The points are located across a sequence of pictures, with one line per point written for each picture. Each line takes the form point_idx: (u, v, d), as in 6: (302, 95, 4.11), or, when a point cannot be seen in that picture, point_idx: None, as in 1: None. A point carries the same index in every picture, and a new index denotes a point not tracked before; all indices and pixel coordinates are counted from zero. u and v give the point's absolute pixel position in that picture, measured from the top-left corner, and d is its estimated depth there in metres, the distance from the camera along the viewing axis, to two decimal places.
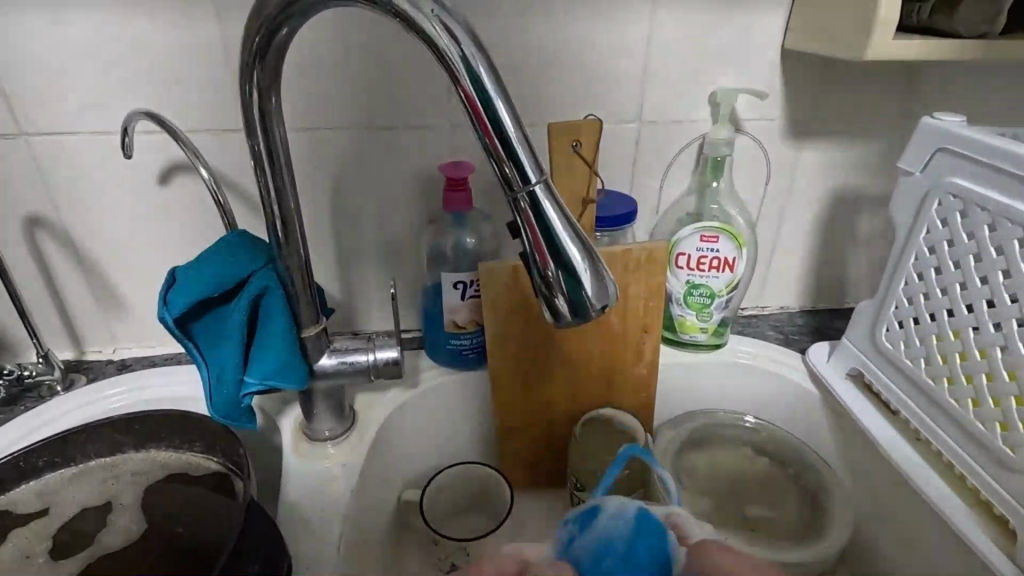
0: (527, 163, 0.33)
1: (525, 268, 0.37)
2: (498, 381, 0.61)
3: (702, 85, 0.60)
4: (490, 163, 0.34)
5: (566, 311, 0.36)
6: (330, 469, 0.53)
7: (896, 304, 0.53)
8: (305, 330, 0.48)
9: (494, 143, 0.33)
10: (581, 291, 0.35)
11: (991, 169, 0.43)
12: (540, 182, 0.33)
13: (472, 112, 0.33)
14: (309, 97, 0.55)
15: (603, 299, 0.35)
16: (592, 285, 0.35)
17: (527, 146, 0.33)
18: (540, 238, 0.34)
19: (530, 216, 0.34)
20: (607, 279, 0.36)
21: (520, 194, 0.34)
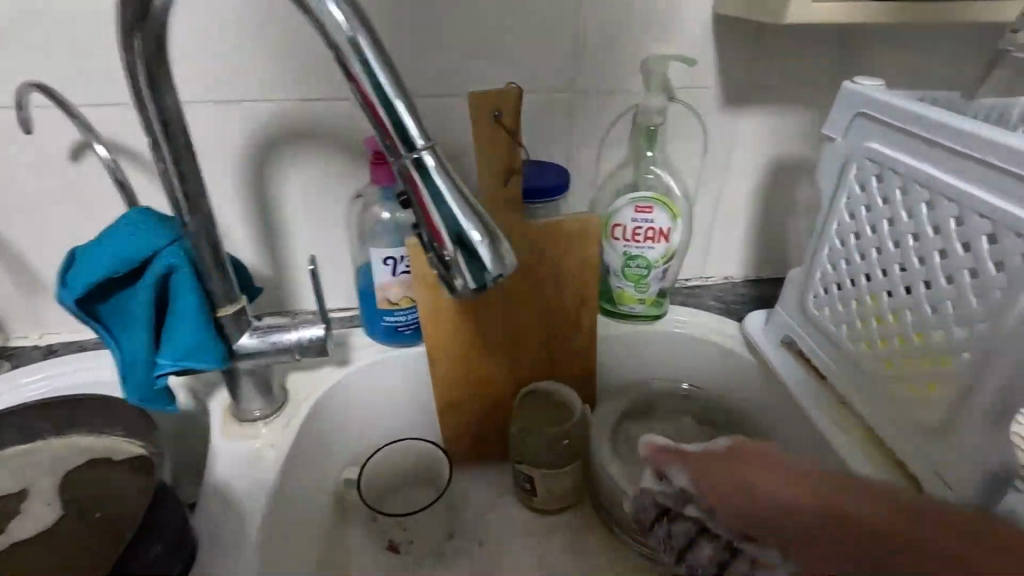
0: (413, 129, 0.32)
1: (422, 244, 0.36)
2: (434, 357, 0.60)
3: (634, 52, 0.59)
4: (377, 132, 0.33)
5: (466, 284, 0.35)
6: (260, 449, 0.52)
7: (822, 271, 0.53)
8: (221, 309, 0.47)
9: (376, 110, 0.32)
10: (478, 261, 0.34)
11: (902, 132, 0.43)
12: (427, 151, 0.32)
13: (351, 77, 0.31)
14: (224, 68, 0.53)
15: (503, 270, 0.35)
16: (490, 255, 0.34)
17: (413, 113, 0.32)
18: (430, 209, 0.33)
19: (419, 186, 0.33)
20: (506, 248, 0.35)
21: (407, 164, 0.33)
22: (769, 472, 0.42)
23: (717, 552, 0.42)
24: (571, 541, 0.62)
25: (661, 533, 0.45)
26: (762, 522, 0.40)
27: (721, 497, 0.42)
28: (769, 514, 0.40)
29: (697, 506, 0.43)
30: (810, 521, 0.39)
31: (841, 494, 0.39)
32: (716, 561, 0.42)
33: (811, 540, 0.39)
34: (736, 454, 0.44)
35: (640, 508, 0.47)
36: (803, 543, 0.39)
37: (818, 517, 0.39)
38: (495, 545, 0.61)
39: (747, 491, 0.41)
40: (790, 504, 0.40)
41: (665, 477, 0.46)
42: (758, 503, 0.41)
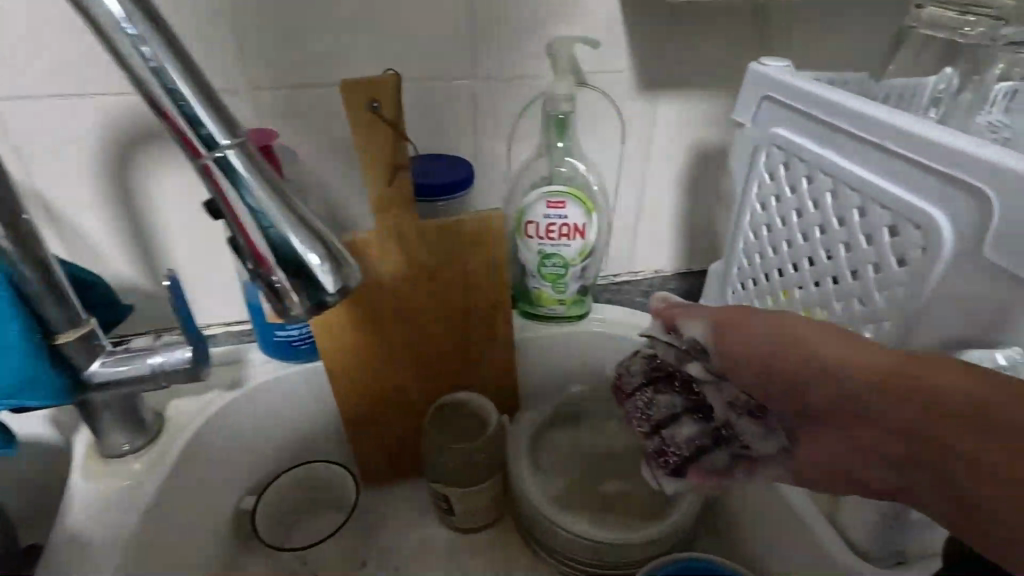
0: (214, 126, 0.27)
1: (242, 261, 0.31)
2: (334, 373, 0.55)
3: (538, 34, 0.55)
4: (163, 129, 0.27)
5: (301, 303, 0.31)
6: (129, 487, 0.47)
7: (738, 266, 0.50)
8: (59, 336, 0.41)
9: (159, 102, 0.26)
10: (311, 276, 0.30)
11: (805, 116, 0.40)
12: (235, 151, 0.28)
13: (121, 62, 0.25)
14: (65, 58, 0.46)
15: (344, 283, 0.31)
16: (325, 269, 0.30)
17: (212, 105, 0.27)
18: (246, 220, 0.29)
19: (229, 194, 0.28)
20: (346, 258, 0.31)
21: (210, 167, 0.27)
22: (766, 318, 0.35)
23: (700, 429, 0.40)
24: (491, 562, 0.58)
25: (642, 399, 0.43)
26: (756, 374, 0.35)
27: (725, 354, 0.37)
28: (755, 368, 0.35)
29: (704, 363, 0.40)
30: (837, 389, 0.31)
31: (863, 358, 0.30)
32: (697, 444, 0.40)
33: (817, 386, 0.32)
34: (726, 313, 0.38)
35: (627, 371, 0.45)
36: (801, 399, 0.34)
37: (837, 382, 0.31)
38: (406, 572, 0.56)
39: (745, 341, 0.36)
40: (796, 351, 0.33)
41: (675, 329, 0.42)
42: (756, 343, 0.35)
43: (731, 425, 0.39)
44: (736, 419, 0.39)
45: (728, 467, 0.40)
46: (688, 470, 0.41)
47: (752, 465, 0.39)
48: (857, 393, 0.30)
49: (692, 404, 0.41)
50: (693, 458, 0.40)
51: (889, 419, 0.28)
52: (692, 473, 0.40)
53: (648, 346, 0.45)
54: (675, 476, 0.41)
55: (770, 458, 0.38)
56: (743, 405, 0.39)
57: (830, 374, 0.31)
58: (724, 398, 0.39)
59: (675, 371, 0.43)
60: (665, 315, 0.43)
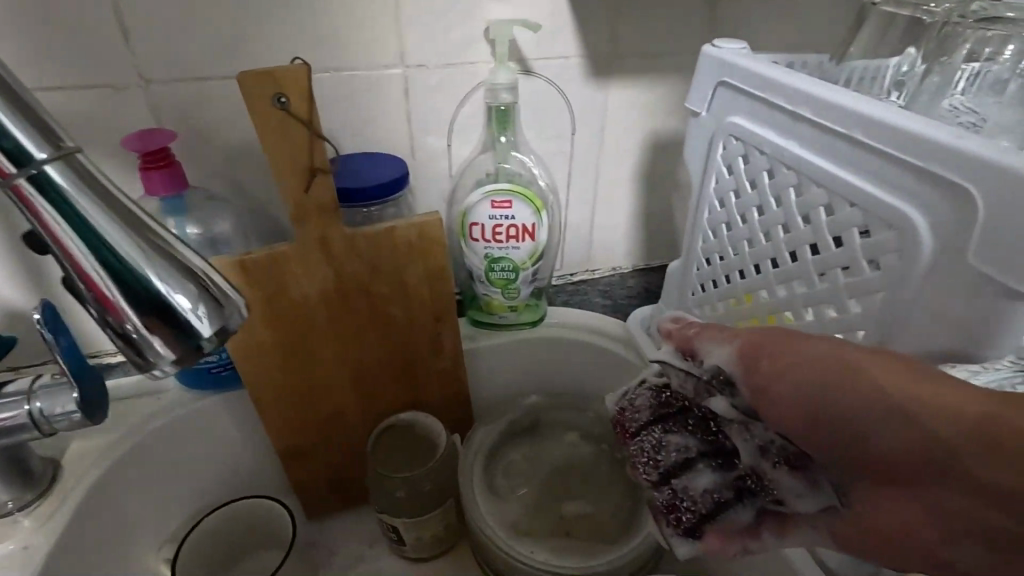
0: (28, 142, 0.23)
1: (86, 303, 0.26)
2: (260, 400, 0.49)
3: (473, 17, 0.49)
4: None
5: (165, 345, 0.26)
6: (15, 555, 0.40)
7: (697, 265, 0.47)
8: None
9: None
10: (175, 312, 0.26)
11: (764, 104, 0.36)
12: (56, 167, 0.23)
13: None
14: None
15: (219, 316, 0.27)
16: (191, 301, 0.26)
17: (26, 117, 0.23)
18: (81, 253, 0.24)
19: (54, 222, 0.24)
20: (219, 287, 0.27)
21: (27, 191, 0.23)
22: (815, 344, 0.27)
23: (720, 481, 0.33)
24: None
25: (650, 441, 0.36)
26: (799, 417, 0.27)
27: (758, 390, 0.28)
28: (795, 409, 0.27)
29: (730, 400, 0.30)
30: (910, 440, 0.23)
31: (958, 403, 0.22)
32: (716, 498, 0.33)
33: (879, 431, 0.24)
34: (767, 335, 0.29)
35: (631, 407, 0.38)
36: (850, 452, 0.26)
37: (918, 431, 0.23)
38: None
39: (786, 373, 0.27)
40: (858, 384, 0.25)
41: (694, 356, 0.33)
42: (800, 376, 0.27)
43: (760, 475, 0.31)
44: (769, 468, 0.30)
45: (754, 526, 0.32)
46: (705, 531, 0.33)
47: (783, 525, 0.31)
48: (931, 439, 0.22)
49: (709, 447, 0.34)
50: (714, 517, 0.33)
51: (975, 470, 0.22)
52: (711, 535, 0.33)
53: (655, 374, 0.38)
54: (689, 538, 0.34)
55: (810, 517, 0.30)
56: (778, 451, 0.30)
57: (900, 419, 0.23)
58: (753, 442, 0.31)
59: (690, 406, 0.35)
60: (679, 336, 0.34)
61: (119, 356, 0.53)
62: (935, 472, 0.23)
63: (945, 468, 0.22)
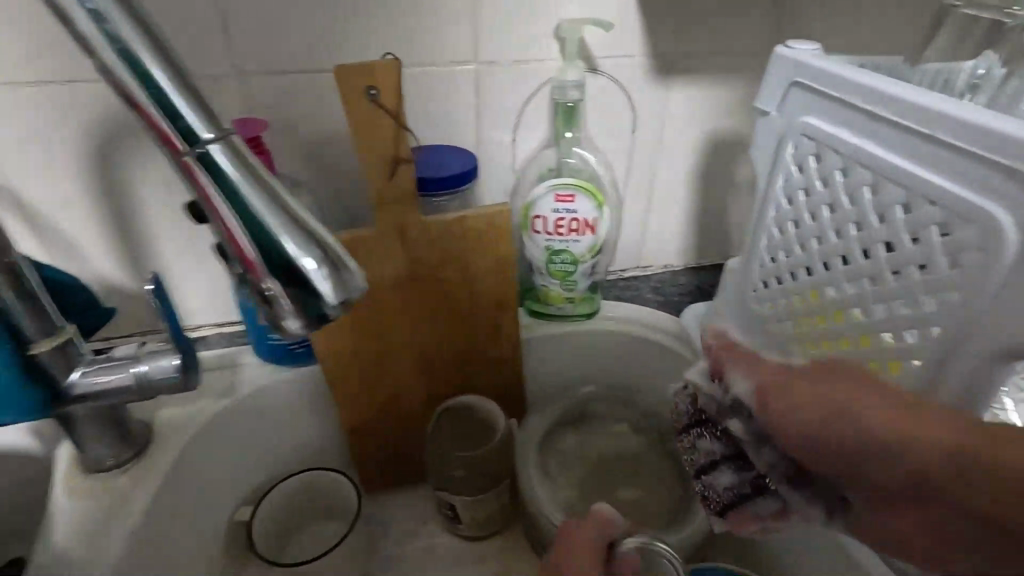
0: (197, 121, 0.26)
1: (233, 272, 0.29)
2: (332, 378, 0.52)
3: (546, 17, 0.51)
4: (150, 133, 0.26)
5: (298, 312, 0.29)
6: (114, 508, 0.44)
7: (760, 262, 0.48)
8: (35, 347, 0.38)
9: (143, 99, 0.25)
10: (308, 282, 0.28)
11: (840, 104, 0.37)
12: (218, 143, 0.27)
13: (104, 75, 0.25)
14: (36, 42, 0.43)
15: (343, 289, 0.29)
16: (322, 270, 0.28)
17: (195, 100, 0.26)
18: (232, 218, 0.27)
19: (212, 189, 0.27)
20: (345, 261, 0.30)
21: (193, 163, 0.26)
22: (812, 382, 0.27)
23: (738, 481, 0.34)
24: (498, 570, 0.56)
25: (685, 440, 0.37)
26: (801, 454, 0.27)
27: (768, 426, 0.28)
28: (798, 447, 0.27)
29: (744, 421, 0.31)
30: (903, 472, 0.23)
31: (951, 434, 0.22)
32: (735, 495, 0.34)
33: (880, 469, 0.24)
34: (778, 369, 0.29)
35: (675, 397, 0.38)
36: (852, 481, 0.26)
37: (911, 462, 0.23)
38: None
39: (791, 408, 0.27)
40: (851, 423, 0.25)
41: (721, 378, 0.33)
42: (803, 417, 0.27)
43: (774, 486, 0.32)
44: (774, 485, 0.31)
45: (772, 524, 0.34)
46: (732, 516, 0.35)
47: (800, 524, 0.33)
48: (930, 474, 0.23)
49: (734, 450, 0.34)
50: (736, 507, 0.34)
51: (969, 507, 0.22)
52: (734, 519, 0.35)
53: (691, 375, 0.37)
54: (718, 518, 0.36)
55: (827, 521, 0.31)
56: (782, 470, 0.31)
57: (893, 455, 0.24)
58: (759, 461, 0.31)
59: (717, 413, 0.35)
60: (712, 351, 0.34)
61: (198, 331, 0.57)
62: (929, 497, 0.23)
63: (935, 494, 0.23)
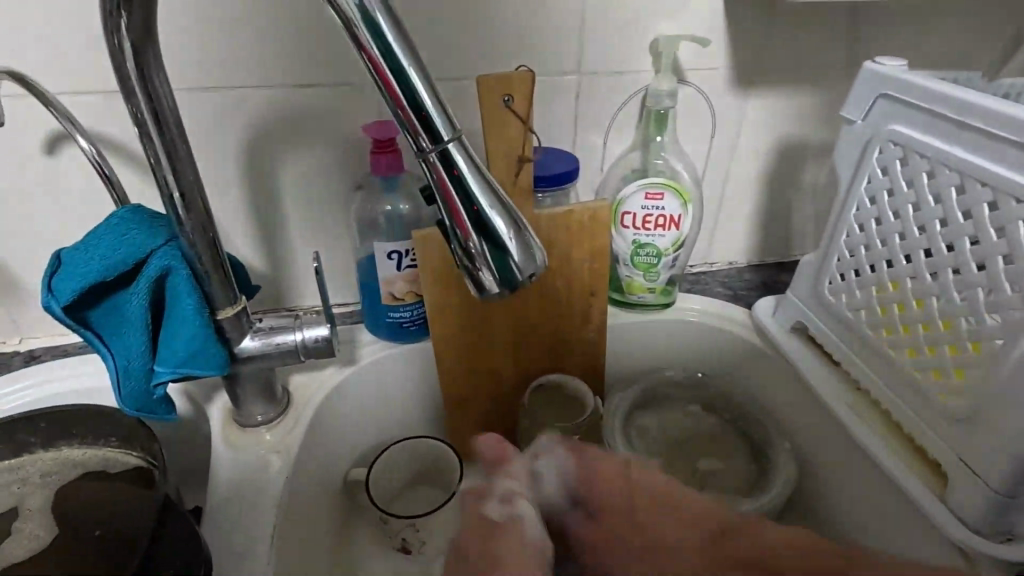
0: (440, 124, 0.30)
1: (444, 235, 0.34)
2: (441, 353, 0.58)
3: (643, 32, 0.57)
4: (400, 127, 0.30)
5: (492, 280, 0.34)
6: (265, 457, 0.50)
7: (838, 257, 0.52)
8: (221, 312, 0.44)
9: (402, 102, 0.29)
10: (506, 257, 0.33)
11: (930, 114, 0.42)
12: (453, 140, 0.30)
13: (372, 67, 0.29)
14: (214, 51, 0.49)
15: (530, 266, 0.34)
16: (518, 250, 0.33)
17: (438, 101, 0.30)
18: (459, 206, 0.31)
19: (445, 179, 0.31)
20: (534, 243, 0.34)
21: (432, 157, 0.30)
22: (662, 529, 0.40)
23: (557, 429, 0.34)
24: None
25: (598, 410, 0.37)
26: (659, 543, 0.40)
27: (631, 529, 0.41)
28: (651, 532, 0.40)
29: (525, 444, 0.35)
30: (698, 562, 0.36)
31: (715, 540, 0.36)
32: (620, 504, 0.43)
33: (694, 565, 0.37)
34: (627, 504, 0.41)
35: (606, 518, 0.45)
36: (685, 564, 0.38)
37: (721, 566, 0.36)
38: None
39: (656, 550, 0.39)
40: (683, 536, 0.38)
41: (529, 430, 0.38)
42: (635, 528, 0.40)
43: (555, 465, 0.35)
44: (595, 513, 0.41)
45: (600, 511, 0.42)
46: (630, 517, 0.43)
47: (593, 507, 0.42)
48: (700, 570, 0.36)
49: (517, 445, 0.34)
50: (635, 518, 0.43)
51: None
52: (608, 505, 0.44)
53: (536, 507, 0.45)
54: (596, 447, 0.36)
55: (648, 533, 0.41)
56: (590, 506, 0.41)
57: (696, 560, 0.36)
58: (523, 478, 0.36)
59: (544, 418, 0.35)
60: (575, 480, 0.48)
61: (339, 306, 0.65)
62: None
63: None
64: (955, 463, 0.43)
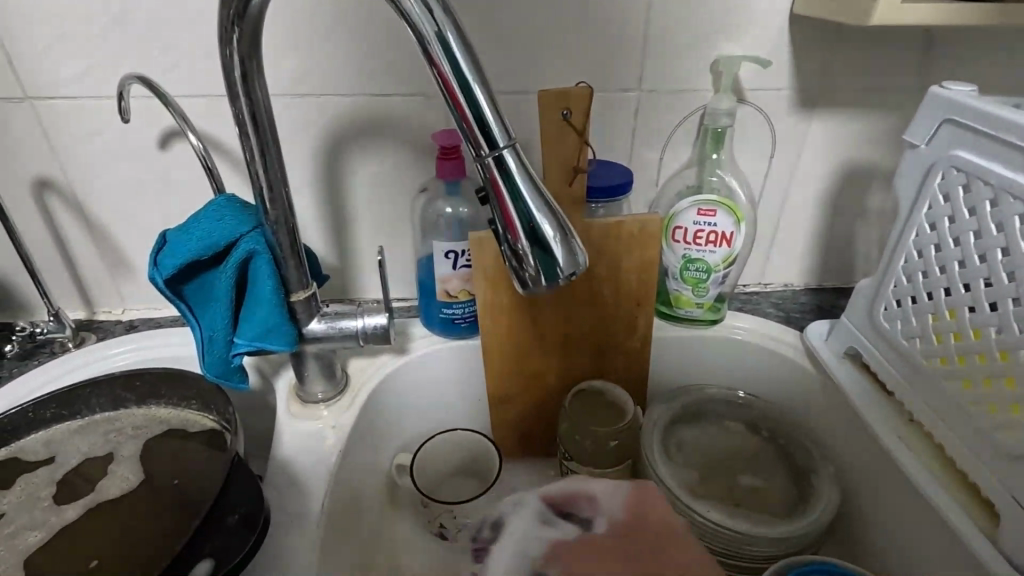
0: (498, 131, 0.33)
1: (494, 235, 0.37)
2: (488, 351, 0.61)
3: (704, 53, 0.58)
4: (460, 131, 0.33)
5: (536, 280, 0.36)
6: (322, 431, 0.55)
7: (895, 282, 0.51)
8: (294, 294, 0.49)
9: (463, 110, 0.32)
10: (550, 259, 0.35)
11: (996, 141, 0.41)
12: (508, 146, 0.33)
13: (441, 79, 0.32)
14: (305, 62, 0.55)
15: (574, 268, 0.36)
16: (562, 253, 0.35)
17: (496, 109, 0.33)
18: (509, 206, 0.34)
19: (498, 180, 0.33)
20: (578, 248, 0.36)
21: (487, 160, 0.33)
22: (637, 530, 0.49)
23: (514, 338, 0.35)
24: None
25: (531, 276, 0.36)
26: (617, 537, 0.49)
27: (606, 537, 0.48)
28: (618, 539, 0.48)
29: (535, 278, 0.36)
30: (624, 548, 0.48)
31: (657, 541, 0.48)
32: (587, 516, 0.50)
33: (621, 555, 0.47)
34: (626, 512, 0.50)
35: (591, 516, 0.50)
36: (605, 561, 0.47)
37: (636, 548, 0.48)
38: None
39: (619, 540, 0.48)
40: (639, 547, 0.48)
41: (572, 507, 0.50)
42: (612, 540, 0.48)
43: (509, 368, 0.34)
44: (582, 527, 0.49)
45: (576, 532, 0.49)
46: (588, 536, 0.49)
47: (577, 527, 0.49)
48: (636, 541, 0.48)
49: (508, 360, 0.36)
50: None
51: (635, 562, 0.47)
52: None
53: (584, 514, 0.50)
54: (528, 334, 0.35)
55: None
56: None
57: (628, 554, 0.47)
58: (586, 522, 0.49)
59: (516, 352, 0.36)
60: (565, 493, 0.51)
61: (397, 302, 0.70)
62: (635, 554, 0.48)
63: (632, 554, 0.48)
64: (1007, 501, 0.41)
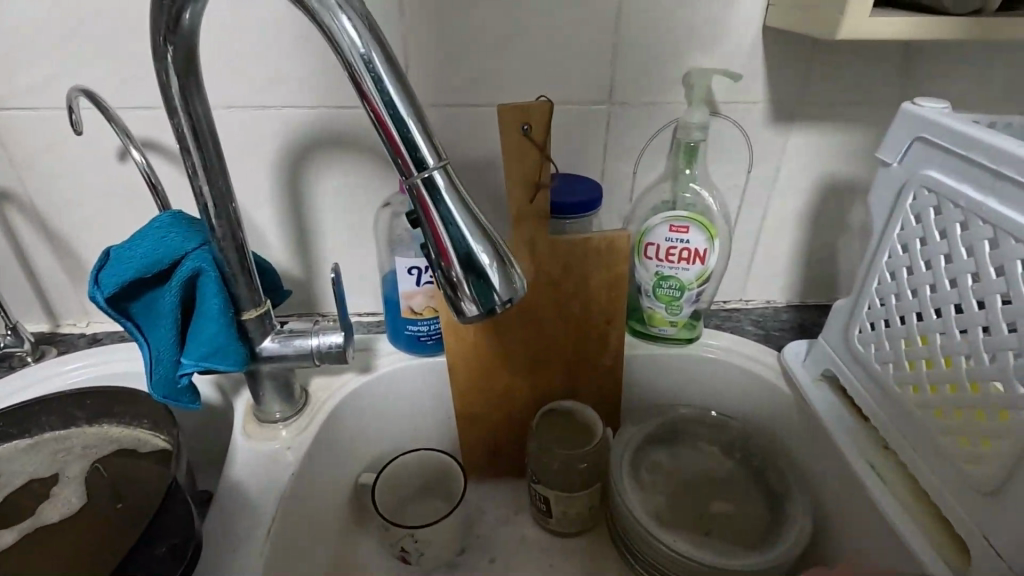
0: (428, 152, 0.31)
1: (427, 259, 0.35)
2: (454, 369, 0.60)
3: (677, 65, 0.57)
4: (387, 152, 0.32)
5: (472, 307, 0.34)
6: (278, 452, 0.53)
7: (869, 304, 0.49)
8: (244, 312, 0.48)
9: (390, 130, 0.31)
10: (486, 285, 0.33)
11: (965, 161, 0.40)
12: (439, 167, 0.32)
13: (365, 100, 0.30)
14: (266, 73, 0.54)
15: (511, 294, 0.34)
16: (498, 279, 0.33)
17: (426, 129, 0.31)
18: (441, 230, 0.32)
19: (428, 203, 0.32)
20: (515, 273, 0.34)
21: (417, 182, 0.32)
22: None
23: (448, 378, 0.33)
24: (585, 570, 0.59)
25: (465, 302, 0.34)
26: None
27: None
28: None
29: (471, 305, 0.34)
30: None
31: None
32: None
33: None
34: None
35: None
36: None
37: None
38: (506, 561, 0.59)
39: None
40: None
41: None
42: None
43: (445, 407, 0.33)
44: None
45: None
46: None
47: None
48: None
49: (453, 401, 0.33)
50: None
51: None
52: None
53: None
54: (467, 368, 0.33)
55: None
56: None
57: None
58: None
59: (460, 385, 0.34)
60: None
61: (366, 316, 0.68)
62: None
63: None
64: (978, 539, 0.39)
